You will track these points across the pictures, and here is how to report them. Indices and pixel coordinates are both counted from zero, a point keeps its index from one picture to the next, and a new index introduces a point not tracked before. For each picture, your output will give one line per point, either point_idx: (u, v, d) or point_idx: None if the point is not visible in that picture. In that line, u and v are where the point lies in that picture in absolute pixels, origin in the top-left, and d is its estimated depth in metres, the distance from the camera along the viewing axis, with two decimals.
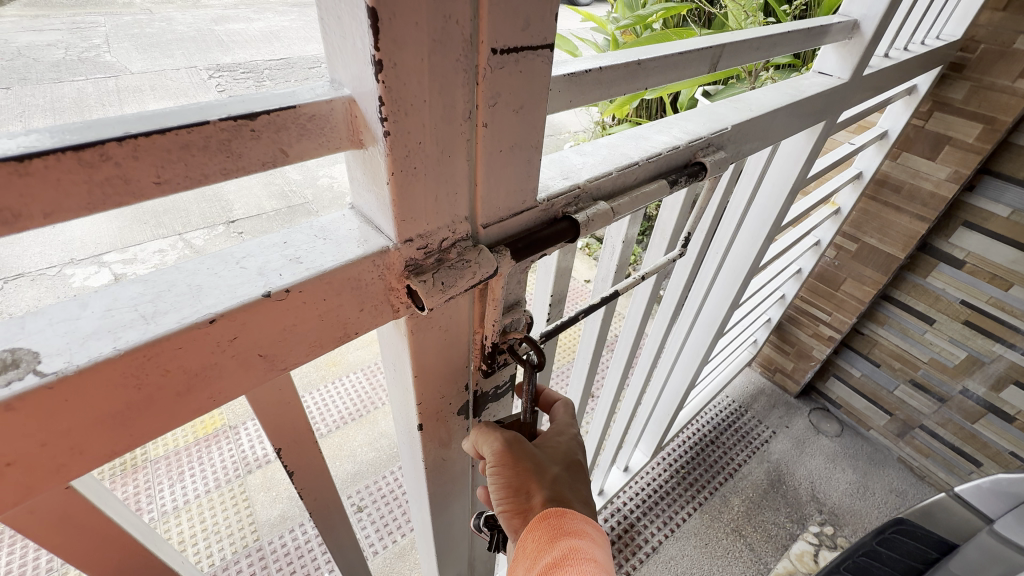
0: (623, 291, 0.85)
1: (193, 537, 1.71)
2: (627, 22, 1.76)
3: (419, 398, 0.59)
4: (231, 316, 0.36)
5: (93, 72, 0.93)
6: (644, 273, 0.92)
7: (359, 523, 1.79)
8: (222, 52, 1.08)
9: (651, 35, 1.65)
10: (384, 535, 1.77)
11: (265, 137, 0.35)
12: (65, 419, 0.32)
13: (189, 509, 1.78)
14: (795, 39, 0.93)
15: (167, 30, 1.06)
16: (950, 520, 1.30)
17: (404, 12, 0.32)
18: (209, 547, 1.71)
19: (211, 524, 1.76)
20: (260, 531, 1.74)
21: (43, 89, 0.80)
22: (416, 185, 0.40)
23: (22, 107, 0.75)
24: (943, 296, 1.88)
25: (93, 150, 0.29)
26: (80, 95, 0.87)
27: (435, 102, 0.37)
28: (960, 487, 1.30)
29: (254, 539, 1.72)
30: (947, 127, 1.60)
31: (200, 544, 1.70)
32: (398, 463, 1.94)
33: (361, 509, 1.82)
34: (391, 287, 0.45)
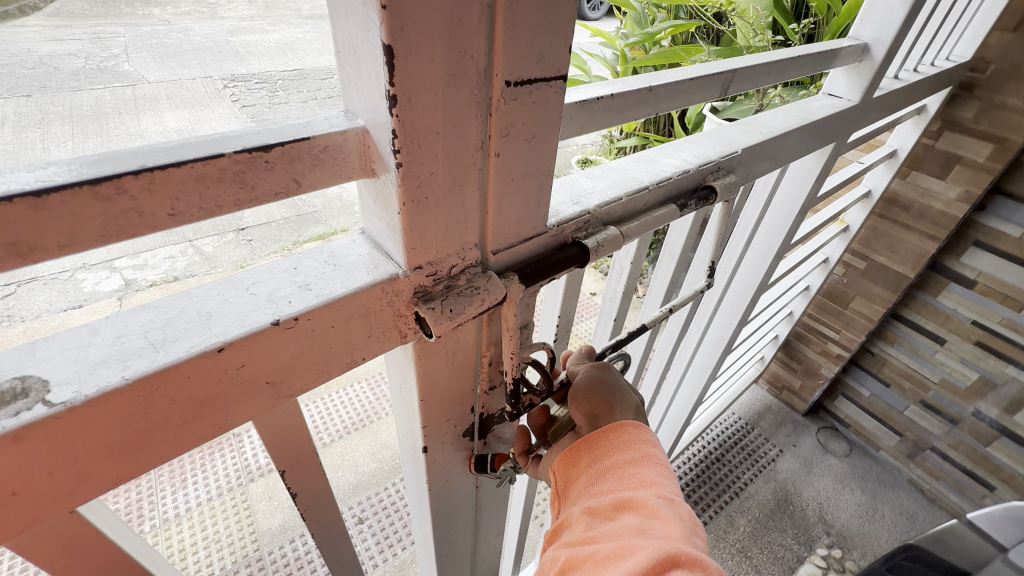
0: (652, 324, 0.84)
1: (193, 546, 1.71)
2: (636, 38, 1.76)
3: (424, 421, 0.58)
4: (238, 346, 0.36)
5: (112, 81, 0.87)
6: (671, 306, 0.91)
7: (360, 535, 1.80)
8: (236, 59, 1.08)
9: (660, 51, 1.66)
10: (384, 548, 1.82)
11: (279, 168, 0.35)
12: (73, 447, 0.32)
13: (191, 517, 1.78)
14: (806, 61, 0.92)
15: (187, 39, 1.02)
16: (960, 545, 1.26)
17: (419, 47, 0.32)
18: (208, 557, 1.70)
19: (212, 534, 1.75)
20: (260, 541, 1.73)
21: (65, 96, 0.76)
22: (427, 215, 0.40)
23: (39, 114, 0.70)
24: (953, 315, 1.86)
25: (110, 184, 0.29)
26: (99, 104, 0.81)
27: (449, 133, 0.37)
28: (972, 513, 1.27)
29: (254, 550, 1.71)
30: (957, 146, 1.59)
31: (199, 553, 1.70)
32: (399, 475, 1.93)
33: (361, 521, 1.82)
34: (399, 314, 0.44)
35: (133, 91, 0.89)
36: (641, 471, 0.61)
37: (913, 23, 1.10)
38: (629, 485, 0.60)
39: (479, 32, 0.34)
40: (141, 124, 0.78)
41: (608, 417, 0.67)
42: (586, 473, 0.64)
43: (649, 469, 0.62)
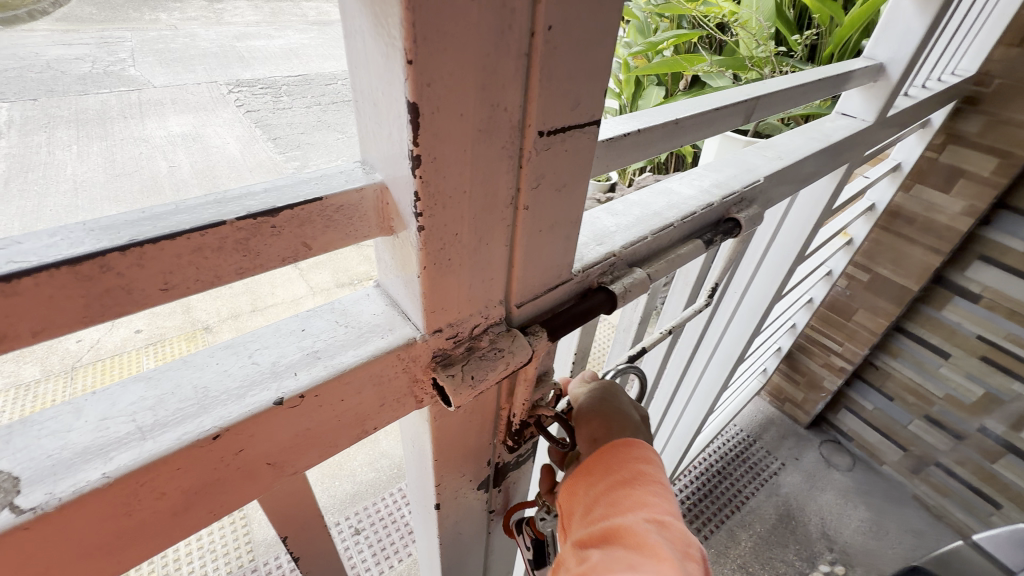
0: (649, 347, 0.82)
1: (189, 557, 1.64)
2: (638, 48, 1.75)
3: (437, 477, 0.55)
4: (237, 430, 0.32)
5: (117, 86, 0.93)
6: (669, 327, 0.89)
7: (354, 546, 1.70)
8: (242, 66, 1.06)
9: (662, 60, 1.63)
10: (380, 560, 1.73)
11: (287, 233, 0.31)
12: (45, 556, 0.28)
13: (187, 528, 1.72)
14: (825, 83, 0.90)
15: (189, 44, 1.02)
16: (969, 568, 1.18)
17: (448, 104, 0.28)
18: (204, 567, 1.64)
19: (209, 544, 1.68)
20: (256, 551, 1.64)
21: (70, 102, 0.84)
22: (449, 276, 0.37)
23: (47, 116, 0.78)
24: (958, 330, 1.83)
25: (94, 262, 0.25)
26: (104, 108, 0.87)
27: (476, 190, 0.34)
28: (978, 534, 1.22)
29: (250, 560, 1.62)
30: (960, 160, 1.57)
31: (195, 563, 1.64)
32: (400, 483, 1.78)
33: (357, 532, 1.72)
34: (416, 380, 0.41)
35: (137, 95, 0.96)
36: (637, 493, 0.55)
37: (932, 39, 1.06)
38: (621, 510, 0.54)
39: (512, 83, 0.31)
40: (148, 140, 0.87)
41: (606, 438, 0.62)
42: (584, 500, 0.58)
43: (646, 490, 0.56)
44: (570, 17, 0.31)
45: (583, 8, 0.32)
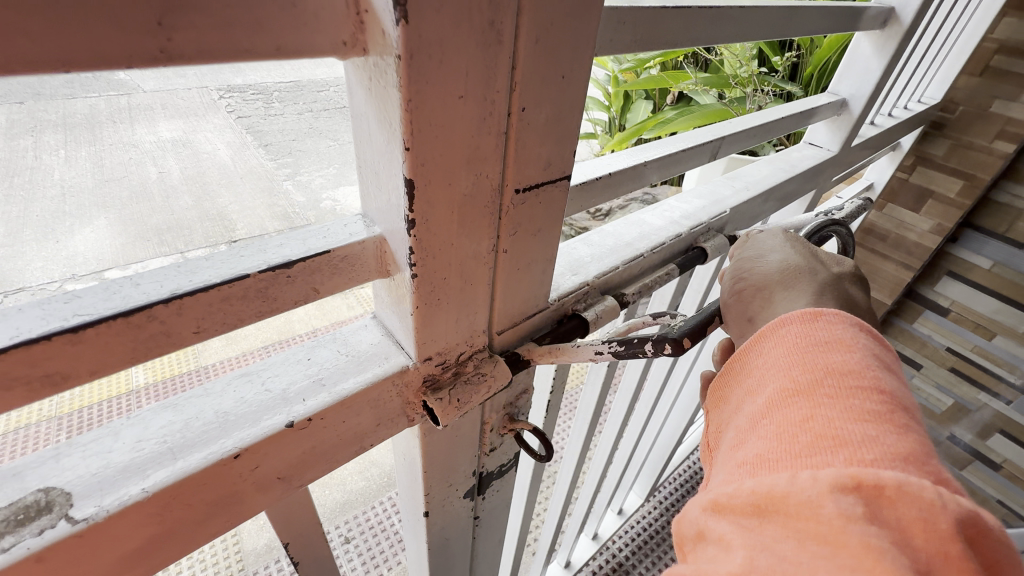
0: None
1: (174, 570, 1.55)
2: (627, 64, 1.72)
3: (426, 487, 0.60)
4: (254, 449, 0.37)
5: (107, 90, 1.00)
6: None
7: (346, 555, 1.65)
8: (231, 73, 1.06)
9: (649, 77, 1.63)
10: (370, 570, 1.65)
11: (299, 280, 0.36)
12: (92, 560, 0.33)
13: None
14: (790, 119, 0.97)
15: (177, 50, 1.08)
16: None
17: (438, 177, 0.34)
18: None
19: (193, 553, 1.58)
20: (244, 562, 1.48)
21: (60, 107, 0.92)
22: (438, 313, 0.42)
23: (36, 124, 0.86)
24: (928, 342, 1.92)
25: (141, 314, 0.30)
26: (91, 111, 0.95)
27: (462, 242, 0.39)
28: None
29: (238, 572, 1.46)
30: (929, 180, 1.63)
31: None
32: (390, 491, 1.82)
33: (348, 541, 1.68)
34: (409, 401, 0.47)
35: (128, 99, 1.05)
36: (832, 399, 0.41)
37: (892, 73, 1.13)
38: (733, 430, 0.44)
39: (493, 156, 0.37)
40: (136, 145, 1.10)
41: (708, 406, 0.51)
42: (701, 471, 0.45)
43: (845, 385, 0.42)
44: (541, 99, 0.37)
45: (551, 91, 0.38)
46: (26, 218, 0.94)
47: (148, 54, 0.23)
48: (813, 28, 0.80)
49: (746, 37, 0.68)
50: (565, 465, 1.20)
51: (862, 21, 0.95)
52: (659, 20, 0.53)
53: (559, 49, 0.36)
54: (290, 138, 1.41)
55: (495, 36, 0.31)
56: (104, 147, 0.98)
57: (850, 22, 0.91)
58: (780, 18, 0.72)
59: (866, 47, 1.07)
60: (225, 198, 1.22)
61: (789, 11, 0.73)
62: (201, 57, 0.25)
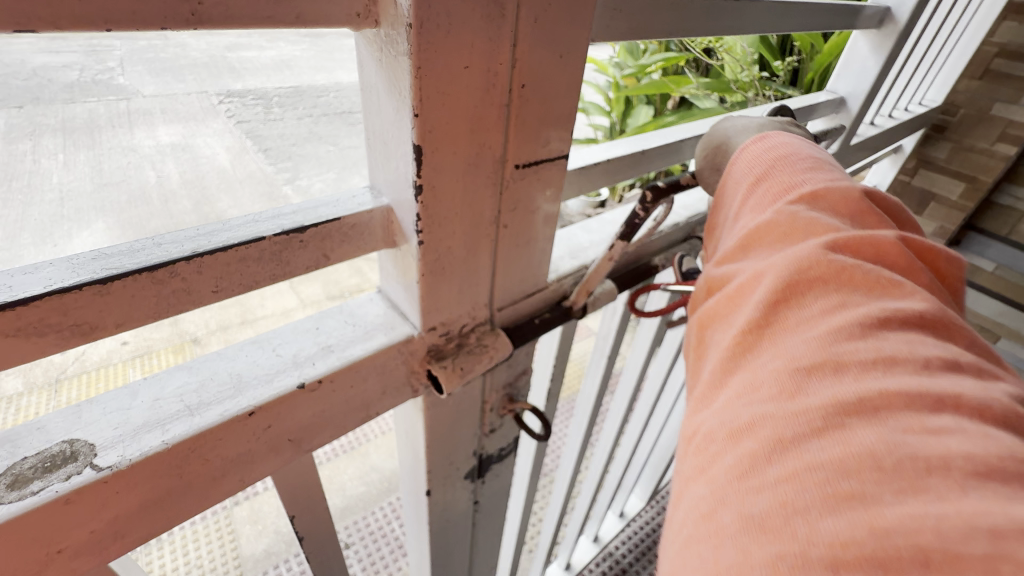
0: None
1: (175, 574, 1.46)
2: (630, 68, 1.76)
3: (428, 464, 0.62)
4: (268, 408, 0.39)
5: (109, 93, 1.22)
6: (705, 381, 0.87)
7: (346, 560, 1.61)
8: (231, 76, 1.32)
9: (650, 81, 1.65)
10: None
11: (311, 246, 0.38)
12: (114, 508, 0.34)
13: (180, 539, 1.54)
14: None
15: (182, 55, 1.37)
16: None
17: (445, 145, 0.36)
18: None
19: (195, 559, 1.48)
20: (244, 566, 1.47)
21: (57, 109, 1.12)
22: (443, 283, 0.44)
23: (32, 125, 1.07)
24: None
25: (165, 269, 0.32)
26: (92, 116, 1.20)
27: (465, 213, 0.41)
28: None
29: None
30: (932, 184, 1.64)
31: None
32: (391, 496, 1.82)
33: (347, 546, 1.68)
34: (413, 371, 0.48)
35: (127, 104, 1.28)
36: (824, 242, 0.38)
37: (889, 72, 1.15)
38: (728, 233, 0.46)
39: (495, 128, 0.38)
40: (136, 149, 1.32)
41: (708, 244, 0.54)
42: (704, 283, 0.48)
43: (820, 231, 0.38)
44: (541, 78, 0.39)
45: (551, 69, 0.40)
46: (23, 224, 1.03)
47: (180, 16, 0.25)
48: (808, 24, 0.82)
49: (741, 32, 0.70)
50: (565, 460, 1.20)
51: (859, 20, 0.96)
52: (655, 10, 0.54)
53: (559, 28, 0.38)
54: (289, 141, 1.57)
55: (498, 9, 0.33)
56: (101, 151, 1.24)
57: (846, 21, 0.93)
58: (775, 14, 0.74)
59: (864, 47, 1.09)
60: (224, 200, 1.32)
61: (784, 7, 0.75)
62: (226, 22, 0.27)
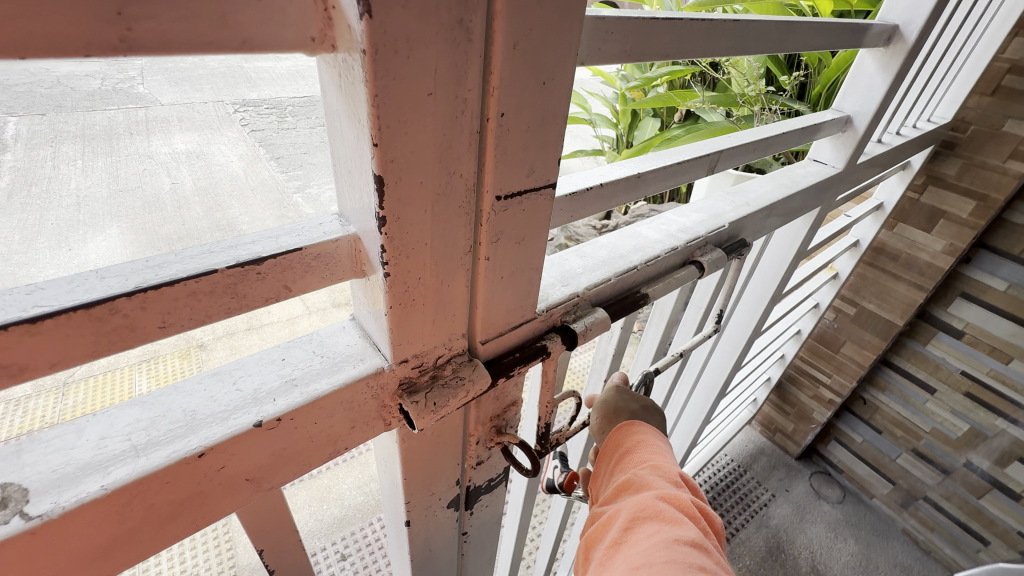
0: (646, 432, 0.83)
1: None
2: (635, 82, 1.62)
3: (407, 495, 0.59)
4: (219, 449, 0.36)
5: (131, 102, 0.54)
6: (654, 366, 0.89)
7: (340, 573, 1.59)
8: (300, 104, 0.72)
9: (656, 94, 1.60)
10: None
11: (270, 277, 0.36)
12: (47, 558, 0.32)
13: (172, 550, 1.50)
14: (794, 134, 0.96)
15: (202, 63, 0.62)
16: None
17: (409, 175, 0.34)
18: None
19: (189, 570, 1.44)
20: None
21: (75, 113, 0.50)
22: (415, 314, 0.42)
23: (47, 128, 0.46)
24: (942, 365, 1.85)
25: (104, 306, 0.30)
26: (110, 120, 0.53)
27: (436, 243, 0.39)
28: None
29: None
30: (941, 201, 1.60)
31: None
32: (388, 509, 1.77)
33: (343, 559, 1.64)
34: (384, 405, 0.46)
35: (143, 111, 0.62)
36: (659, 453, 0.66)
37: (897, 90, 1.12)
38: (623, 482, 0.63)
39: (467, 157, 0.37)
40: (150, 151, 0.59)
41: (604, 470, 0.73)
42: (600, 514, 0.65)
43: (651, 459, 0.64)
44: (519, 105, 0.37)
45: (532, 97, 0.38)
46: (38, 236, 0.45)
47: (108, 42, 0.24)
48: (812, 44, 0.80)
49: (740, 52, 0.67)
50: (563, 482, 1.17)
51: (865, 39, 0.94)
52: (647, 32, 0.52)
53: (539, 53, 0.36)
54: (303, 147, 0.81)
55: (464, 34, 0.31)
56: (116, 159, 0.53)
57: (851, 39, 0.90)
58: (776, 33, 0.72)
59: (870, 64, 1.06)
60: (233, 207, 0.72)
61: (785, 28, 0.72)
62: (161, 49, 0.25)
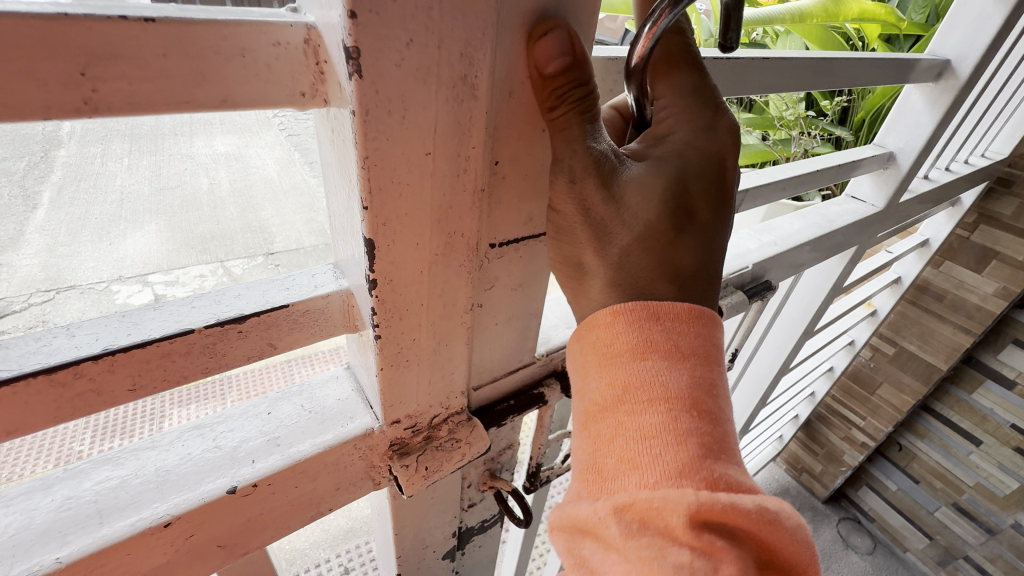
0: None
1: None
2: None
3: (398, 548, 0.56)
4: (186, 519, 0.34)
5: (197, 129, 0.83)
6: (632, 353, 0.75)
7: None
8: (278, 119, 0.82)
9: None
10: None
11: (253, 335, 0.33)
12: None
13: None
14: (830, 173, 0.88)
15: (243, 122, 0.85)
16: None
17: (403, 235, 0.31)
18: None
19: None
20: None
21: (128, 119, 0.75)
22: (408, 376, 0.39)
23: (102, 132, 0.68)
24: (991, 416, 1.67)
25: (67, 370, 0.28)
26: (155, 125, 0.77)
27: (433, 303, 0.36)
28: None
29: None
30: (993, 241, 1.47)
31: None
32: None
33: None
34: (373, 465, 0.43)
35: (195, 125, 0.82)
36: (644, 344, 0.35)
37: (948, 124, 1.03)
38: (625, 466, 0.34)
39: (470, 216, 0.33)
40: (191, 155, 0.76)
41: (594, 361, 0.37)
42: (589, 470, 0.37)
43: (649, 370, 0.35)
44: (517, 153, 0.34)
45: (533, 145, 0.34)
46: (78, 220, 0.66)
47: (70, 104, 0.21)
48: (853, 77, 0.72)
49: (764, 88, 0.60)
50: None
51: (912, 77, 0.85)
52: None
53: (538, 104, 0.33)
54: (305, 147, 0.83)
55: (469, 90, 0.28)
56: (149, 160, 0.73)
57: (895, 74, 0.82)
58: (807, 68, 0.64)
59: (917, 100, 0.94)
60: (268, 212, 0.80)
61: (824, 64, 0.66)
62: (131, 110, 0.23)
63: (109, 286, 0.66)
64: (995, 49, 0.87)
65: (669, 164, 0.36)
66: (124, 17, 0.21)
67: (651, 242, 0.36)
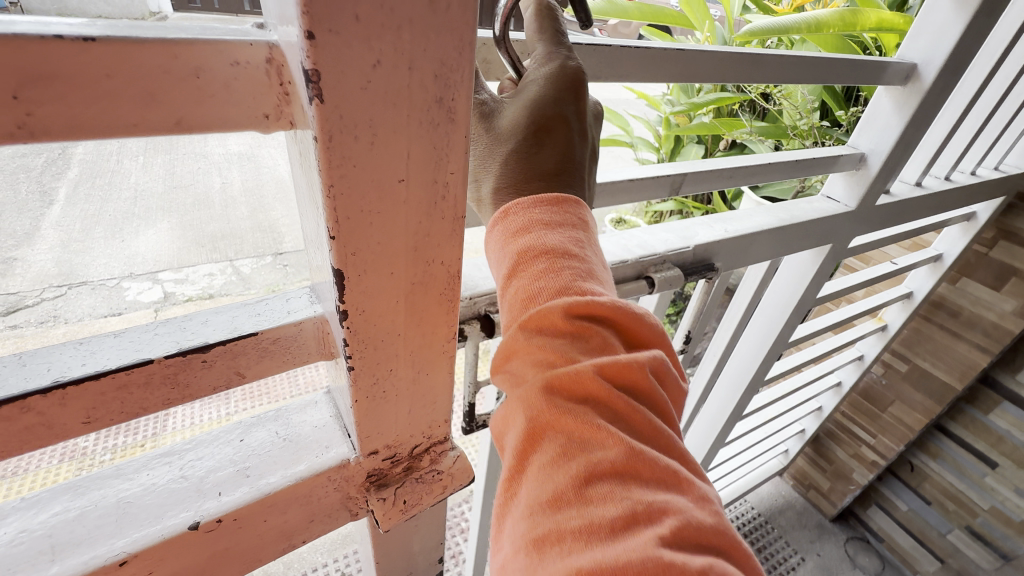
0: None
1: None
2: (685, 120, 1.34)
3: None
4: (145, 555, 0.32)
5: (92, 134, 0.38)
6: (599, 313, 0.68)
7: None
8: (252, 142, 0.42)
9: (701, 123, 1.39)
10: None
11: (218, 365, 0.32)
12: None
13: None
14: (799, 169, 0.73)
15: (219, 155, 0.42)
16: None
17: (376, 264, 0.29)
18: None
19: None
20: None
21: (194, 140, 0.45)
22: (385, 406, 0.37)
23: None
24: (1007, 438, 1.55)
25: (13, 405, 0.26)
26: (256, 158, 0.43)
27: (411, 333, 0.34)
28: None
29: None
30: (1013, 257, 1.33)
31: None
32: None
33: None
34: (349, 496, 0.41)
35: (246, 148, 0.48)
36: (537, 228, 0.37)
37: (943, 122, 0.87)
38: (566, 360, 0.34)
39: (449, 243, 0.31)
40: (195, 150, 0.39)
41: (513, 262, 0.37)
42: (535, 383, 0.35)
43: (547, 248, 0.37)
44: None
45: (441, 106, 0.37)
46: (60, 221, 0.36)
47: (2, 130, 0.20)
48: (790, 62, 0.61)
49: (679, 71, 0.53)
50: None
51: (886, 76, 0.71)
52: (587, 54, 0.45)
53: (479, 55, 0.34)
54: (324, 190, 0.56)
55: (446, 114, 0.26)
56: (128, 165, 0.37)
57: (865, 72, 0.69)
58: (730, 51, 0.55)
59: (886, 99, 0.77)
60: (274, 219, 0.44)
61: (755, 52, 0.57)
62: (72, 132, 0.21)
63: (127, 284, 0.38)
64: (997, 11, 0.70)
65: (533, 91, 0.38)
66: (59, 36, 0.19)
67: (523, 159, 0.39)
